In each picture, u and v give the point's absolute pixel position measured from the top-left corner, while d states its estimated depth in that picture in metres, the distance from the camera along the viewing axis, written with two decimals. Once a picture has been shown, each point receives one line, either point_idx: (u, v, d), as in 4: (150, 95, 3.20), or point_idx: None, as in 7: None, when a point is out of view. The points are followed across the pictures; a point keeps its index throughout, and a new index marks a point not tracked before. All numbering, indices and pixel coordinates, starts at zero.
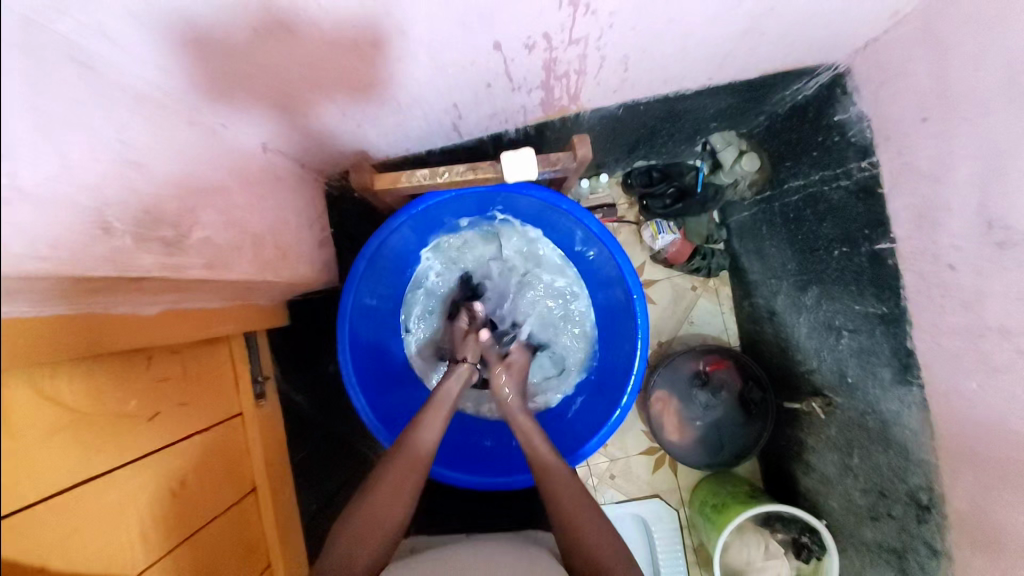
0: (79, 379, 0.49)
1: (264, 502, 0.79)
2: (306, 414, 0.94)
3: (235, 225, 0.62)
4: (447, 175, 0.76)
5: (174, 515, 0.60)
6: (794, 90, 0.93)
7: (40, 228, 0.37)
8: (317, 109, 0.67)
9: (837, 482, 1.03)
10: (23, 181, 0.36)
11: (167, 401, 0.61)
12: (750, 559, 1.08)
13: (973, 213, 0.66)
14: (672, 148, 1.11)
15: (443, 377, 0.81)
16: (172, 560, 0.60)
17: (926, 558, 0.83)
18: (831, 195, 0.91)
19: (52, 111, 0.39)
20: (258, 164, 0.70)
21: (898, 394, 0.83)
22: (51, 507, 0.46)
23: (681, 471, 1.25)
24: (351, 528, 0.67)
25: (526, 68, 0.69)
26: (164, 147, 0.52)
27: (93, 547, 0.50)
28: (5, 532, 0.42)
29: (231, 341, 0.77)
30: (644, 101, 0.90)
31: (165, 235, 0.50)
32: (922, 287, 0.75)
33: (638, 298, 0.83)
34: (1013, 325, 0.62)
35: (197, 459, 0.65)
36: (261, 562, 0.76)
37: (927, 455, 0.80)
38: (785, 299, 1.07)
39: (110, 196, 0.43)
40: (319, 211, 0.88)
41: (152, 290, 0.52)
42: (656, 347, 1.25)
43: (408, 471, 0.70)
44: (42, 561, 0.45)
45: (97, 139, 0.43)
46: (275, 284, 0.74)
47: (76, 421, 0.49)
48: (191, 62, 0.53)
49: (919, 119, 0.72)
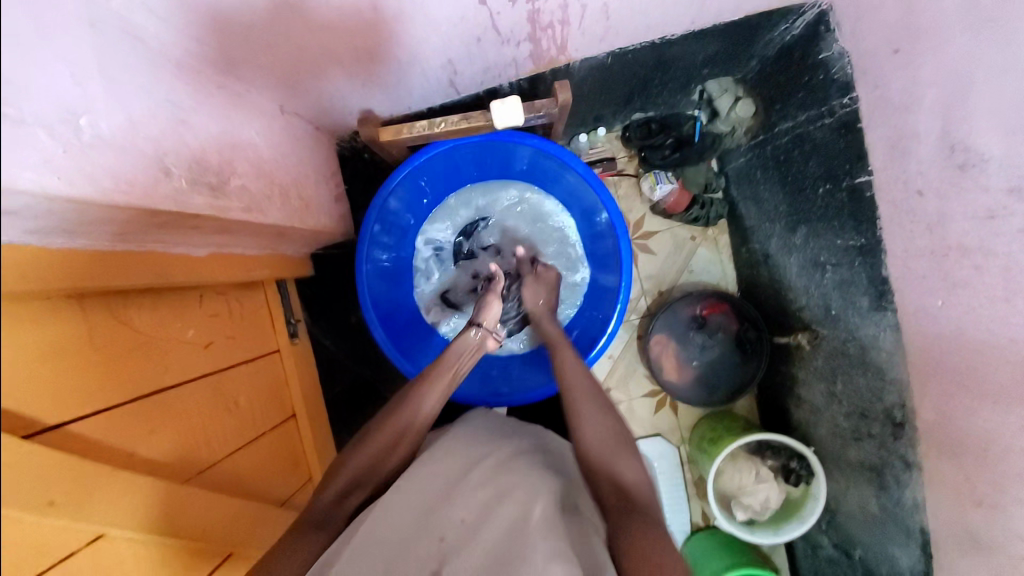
0: (147, 309, 0.60)
1: (303, 425, 0.93)
2: (334, 356, 1.07)
3: (264, 177, 0.71)
4: (444, 125, 0.83)
5: (233, 425, 0.73)
6: (782, 31, 0.95)
7: (123, 170, 0.46)
8: (328, 72, 0.75)
9: (824, 410, 1.06)
10: (104, 131, 0.45)
11: (217, 334, 0.73)
12: (742, 484, 1.11)
13: (939, 139, 0.70)
14: (667, 98, 1.13)
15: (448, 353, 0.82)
16: (234, 461, 0.73)
17: (901, 471, 0.88)
18: (816, 134, 0.94)
19: (119, 76, 0.48)
20: (282, 126, 0.78)
21: (874, 320, 0.88)
22: (133, 409, 0.57)
23: (682, 411, 1.30)
24: (360, 454, 0.73)
25: (512, 20, 0.75)
26: (205, 108, 0.61)
27: (172, 445, 0.62)
28: (106, 421, 0.53)
29: (266, 287, 0.89)
30: (631, 48, 0.95)
31: (210, 182, 0.59)
32: (895, 215, 0.80)
33: (621, 232, 0.90)
34: (972, 242, 0.68)
35: (244, 383, 0.78)
36: (304, 472, 0.91)
37: (901, 373, 0.84)
38: (777, 242, 1.11)
39: (167, 146, 0.53)
40: (333, 169, 0.96)
41: (203, 232, 0.62)
42: (656, 296, 1.29)
43: (401, 433, 0.75)
44: (132, 450, 0.56)
45: (155, 100, 0.52)
46: (301, 232, 0.84)
47: (148, 343, 0.60)
48: (223, 40, 0.61)
49: (892, 52, 0.76)
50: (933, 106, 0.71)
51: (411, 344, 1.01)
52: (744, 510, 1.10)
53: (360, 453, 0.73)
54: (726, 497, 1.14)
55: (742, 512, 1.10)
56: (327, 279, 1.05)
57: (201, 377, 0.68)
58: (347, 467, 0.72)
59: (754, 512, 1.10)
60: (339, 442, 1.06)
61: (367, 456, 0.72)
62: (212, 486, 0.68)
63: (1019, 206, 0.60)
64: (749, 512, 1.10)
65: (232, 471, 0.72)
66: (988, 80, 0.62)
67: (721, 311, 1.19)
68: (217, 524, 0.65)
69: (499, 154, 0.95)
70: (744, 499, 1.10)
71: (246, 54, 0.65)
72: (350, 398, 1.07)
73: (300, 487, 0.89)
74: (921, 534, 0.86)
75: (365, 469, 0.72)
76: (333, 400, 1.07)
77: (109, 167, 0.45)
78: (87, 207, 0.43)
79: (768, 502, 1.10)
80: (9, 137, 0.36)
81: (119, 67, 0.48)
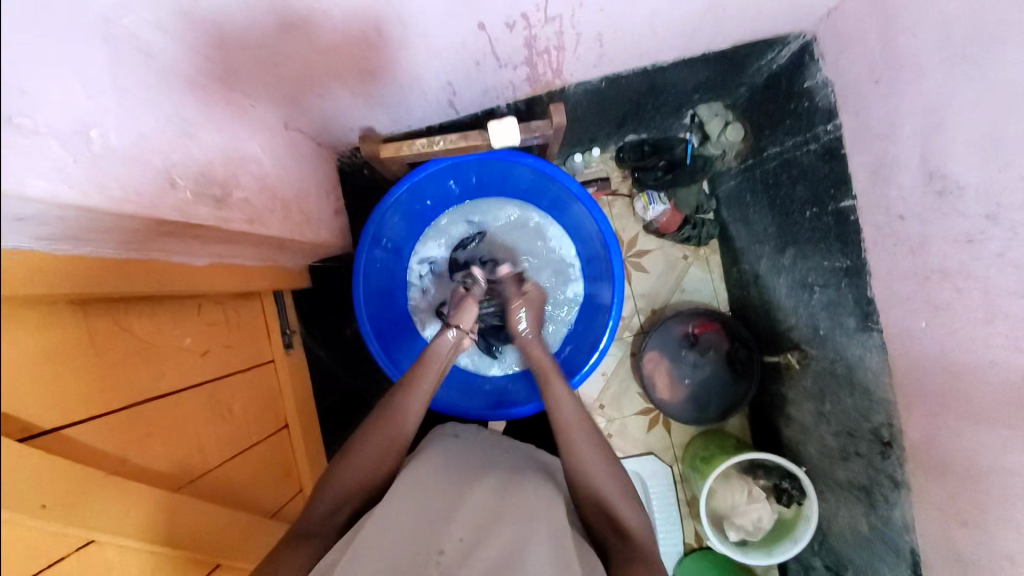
0: (146, 317, 0.61)
1: (295, 436, 0.93)
2: (328, 367, 1.07)
3: (266, 189, 0.73)
4: (441, 143, 0.84)
5: (226, 434, 0.74)
6: (769, 60, 1.00)
7: (132, 181, 0.48)
8: (332, 91, 0.77)
9: (813, 429, 1.08)
10: (115, 143, 0.46)
11: (213, 342, 0.74)
12: (734, 503, 1.12)
13: (919, 167, 0.73)
14: (660, 122, 1.17)
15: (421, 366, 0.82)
16: (225, 470, 0.73)
17: (889, 490, 0.89)
18: (803, 159, 0.97)
19: (131, 92, 0.50)
20: (285, 142, 0.80)
21: (861, 340, 0.90)
22: (128, 416, 0.57)
23: (674, 428, 1.30)
24: (348, 467, 0.73)
25: (510, 46, 0.79)
26: (211, 123, 0.63)
27: (164, 453, 0.62)
28: (101, 427, 0.54)
29: (263, 297, 0.90)
30: (624, 75, 0.98)
31: (214, 193, 0.61)
32: (879, 239, 0.83)
33: (613, 249, 0.92)
34: (951, 265, 0.70)
35: (238, 392, 0.78)
36: (295, 484, 0.91)
37: (887, 392, 0.86)
38: (767, 263, 1.13)
39: (175, 159, 0.54)
40: (333, 184, 0.98)
41: (205, 241, 0.63)
42: (649, 314, 1.30)
43: (395, 446, 0.76)
44: (125, 456, 0.56)
45: (164, 115, 0.54)
46: (300, 244, 0.85)
47: (145, 350, 0.60)
48: (231, 61, 0.63)
49: (872, 83, 0.80)
50: (912, 135, 0.74)
51: (405, 357, 1.02)
52: (737, 530, 1.11)
53: (350, 470, 0.72)
54: (718, 516, 1.15)
55: (735, 533, 1.11)
56: (323, 291, 1.06)
57: (196, 385, 0.69)
58: (340, 481, 0.72)
59: (746, 532, 1.11)
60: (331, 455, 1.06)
61: (359, 467, 0.73)
62: (203, 495, 0.68)
63: (995, 231, 0.63)
64: (741, 532, 1.10)
65: (223, 481, 0.72)
66: (963, 112, 0.65)
67: (713, 330, 1.21)
68: (206, 533, 0.65)
69: (496, 172, 0.98)
70: (737, 519, 1.11)
71: (253, 74, 0.67)
72: (344, 411, 1.07)
73: (290, 498, 0.89)
74: (909, 553, 0.86)
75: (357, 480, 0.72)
76: (327, 412, 1.07)
77: (119, 178, 0.46)
78: (96, 215, 0.44)
79: (760, 523, 1.10)
80: (26, 148, 0.37)
81: (132, 82, 0.50)
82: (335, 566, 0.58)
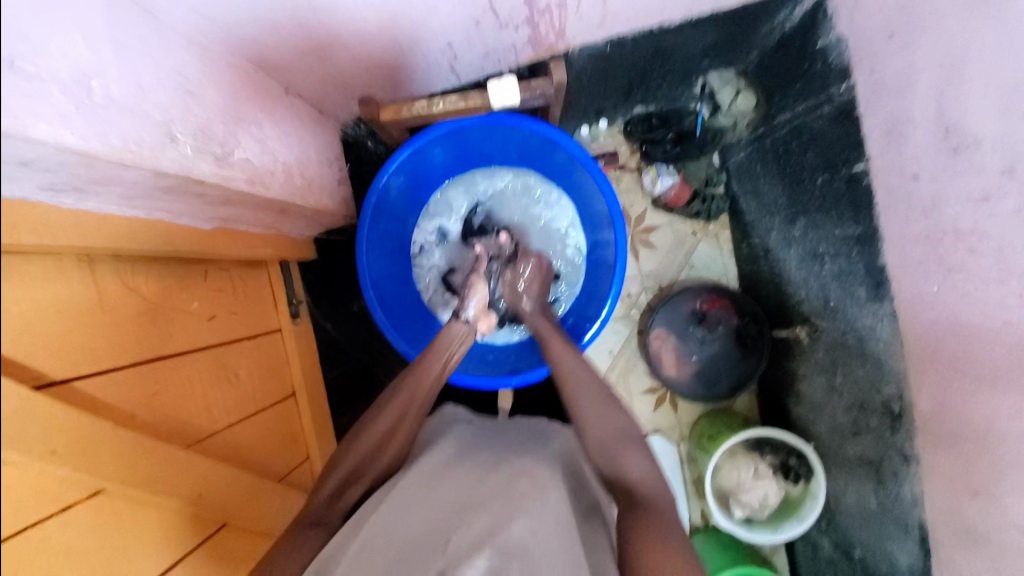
0: (151, 279, 0.62)
1: (302, 405, 0.95)
2: (336, 342, 1.09)
3: (268, 153, 0.73)
4: (441, 105, 0.85)
5: (235, 396, 0.76)
6: (781, 20, 0.96)
7: (131, 131, 0.49)
8: (333, 54, 0.77)
9: (824, 404, 1.05)
10: (114, 94, 0.48)
11: (221, 309, 0.76)
12: (739, 480, 1.10)
13: (935, 123, 0.71)
14: (668, 92, 1.13)
15: (417, 370, 0.78)
16: (233, 431, 0.75)
17: (899, 464, 0.87)
18: (814, 125, 0.95)
19: (121, 42, 0.50)
20: (285, 106, 0.81)
21: (872, 309, 0.88)
22: (135, 373, 0.59)
23: (681, 407, 1.29)
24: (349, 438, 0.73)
25: (510, 3, 0.77)
26: (211, 84, 0.64)
27: (169, 410, 0.63)
28: (111, 380, 0.55)
29: (268, 266, 0.92)
30: (629, 38, 0.97)
31: (215, 151, 0.61)
32: (891, 203, 0.81)
33: (615, 214, 0.91)
34: (966, 225, 0.68)
35: (246, 357, 0.80)
36: (301, 452, 0.93)
37: (898, 361, 0.84)
38: (777, 235, 1.10)
39: (175, 115, 0.55)
40: (337, 154, 0.99)
41: (207, 202, 0.64)
42: (656, 292, 1.28)
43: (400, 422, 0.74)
44: (133, 411, 0.58)
45: (162, 71, 0.55)
46: (303, 211, 0.86)
47: (152, 308, 0.62)
48: (231, 16, 0.64)
49: (887, 37, 0.78)
50: (926, 92, 0.72)
51: (408, 322, 1.02)
52: (742, 508, 1.09)
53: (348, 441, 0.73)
54: (724, 494, 1.13)
55: (740, 510, 1.09)
56: (329, 263, 1.07)
57: (204, 348, 0.70)
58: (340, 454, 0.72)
59: (752, 510, 1.09)
60: (339, 424, 1.09)
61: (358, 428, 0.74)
62: (212, 454, 0.70)
63: (1012, 187, 0.61)
64: (746, 510, 1.09)
65: (233, 441, 0.74)
66: (978, 61, 0.63)
67: (721, 307, 1.18)
68: (218, 489, 0.67)
69: (498, 140, 0.97)
70: (743, 497, 1.09)
71: (253, 31, 0.67)
72: (353, 383, 1.09)
73: (297, 464, 0.92)
74: (918, 529, 0.85)
75: (350, 447, 0.71)
76: (336, 383, 1.09)
77: (118, 128, 0.47)
78: (96, 163, 0.45)
79: (766, 501, 1.08)
80: (24, 89, 0.38)
81: (126, 38, 0.51)
82: (349, 544, 0.59)
